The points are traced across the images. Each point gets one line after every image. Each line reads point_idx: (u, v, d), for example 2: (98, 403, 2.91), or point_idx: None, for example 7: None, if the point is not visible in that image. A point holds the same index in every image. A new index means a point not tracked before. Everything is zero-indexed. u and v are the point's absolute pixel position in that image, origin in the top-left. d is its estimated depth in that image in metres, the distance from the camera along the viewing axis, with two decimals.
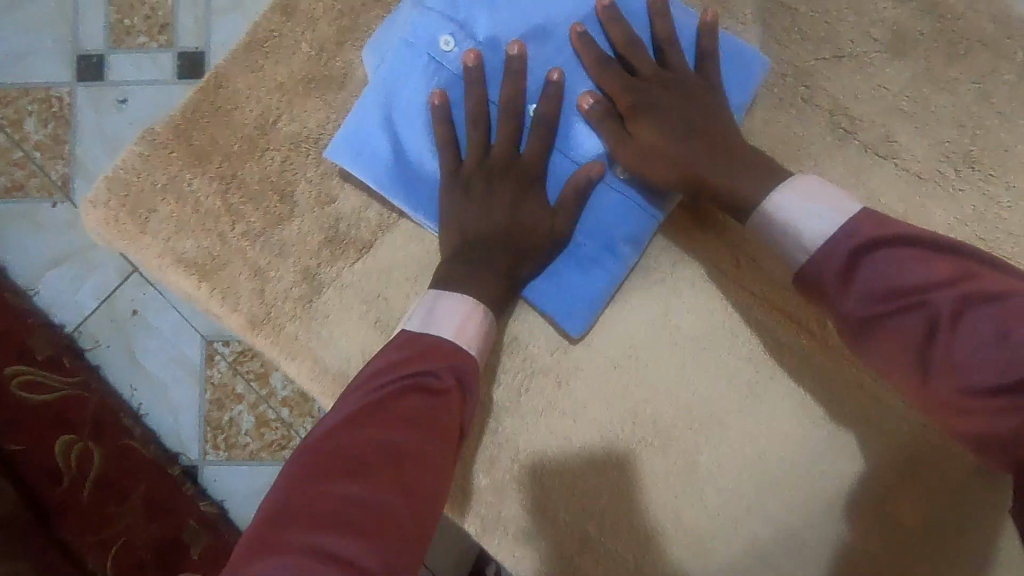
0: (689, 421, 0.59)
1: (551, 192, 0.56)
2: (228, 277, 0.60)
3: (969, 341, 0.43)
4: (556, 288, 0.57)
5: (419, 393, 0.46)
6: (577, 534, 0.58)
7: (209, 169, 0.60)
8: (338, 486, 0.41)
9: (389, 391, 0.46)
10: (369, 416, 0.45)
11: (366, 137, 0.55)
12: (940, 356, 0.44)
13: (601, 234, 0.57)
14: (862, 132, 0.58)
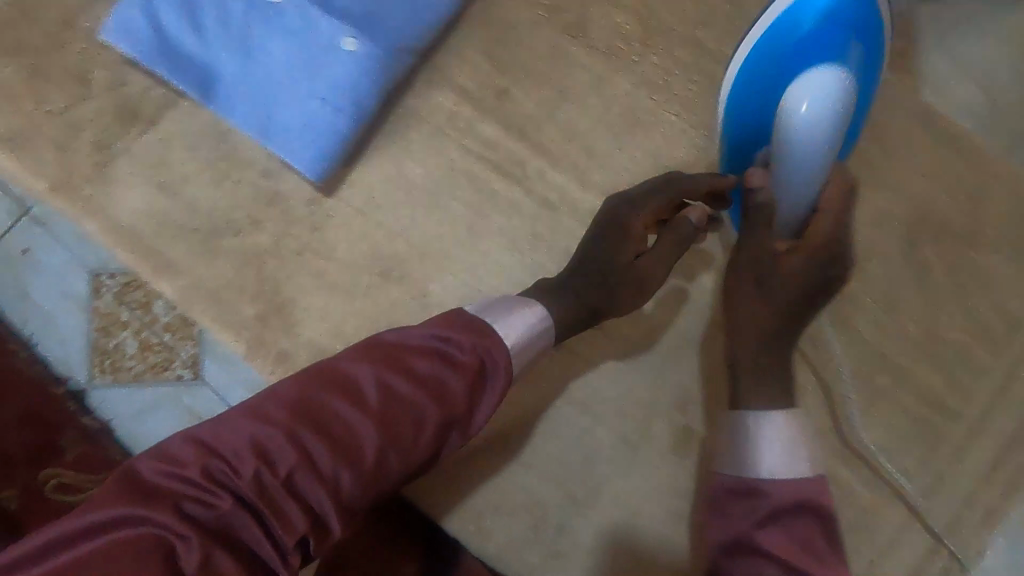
0: (422, 256, 0.70)
1: (291, 64, 0.68)
2: (33, 150, 0.71)
3: (778, 533, 0.49)
4: (298, 143, 0.68)
5: (442, 362, 0.51)
6: (327, 352, 0.70)
7: (17, 59, 0.72)
8: (275, 398, 0.47)
9: (414, 354, 0.51)
10: (400, 382, 0.50)
11: (132, 20, 0.67)
12: (767, 534, 0.50)
13: (331, 96, 0.67)
14: (558, 18, 0.72)
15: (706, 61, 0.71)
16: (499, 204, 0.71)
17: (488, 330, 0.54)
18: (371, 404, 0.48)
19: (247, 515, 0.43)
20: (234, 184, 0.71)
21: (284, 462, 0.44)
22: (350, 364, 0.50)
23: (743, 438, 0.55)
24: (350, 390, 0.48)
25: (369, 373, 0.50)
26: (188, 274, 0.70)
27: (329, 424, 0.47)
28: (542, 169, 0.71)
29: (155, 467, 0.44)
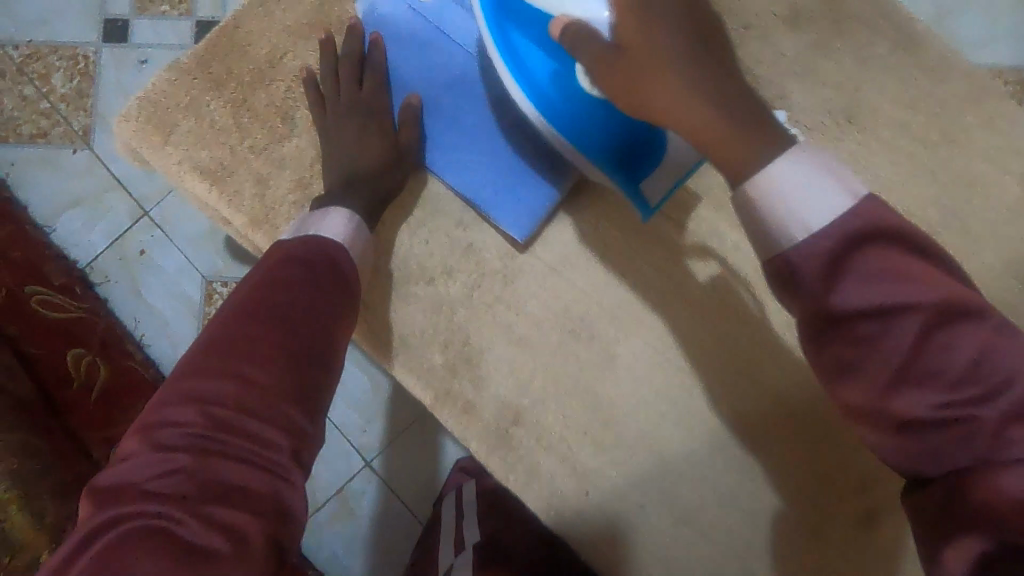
0: (612, 318, 0.71)
1: (502, 123, 0.69)
2: (236, 184, 0.72)
3: (862, 269, 0.43)
4: (502, 202, 0.69)
5: (310, 266, 0.57)
6: (512, 407, 0.70)
7: (223, 93, 0.73)
8: (213, 345, 0.50)
9: (269, 275, 0.55)
10: (278, 294, 0.53)
11: (358, 75, 0.71)
12: (856, 290, 0.43)
13: (540, 158, 0.69)
14: (764, 88, 0.71)
15: (914, 142, 0.70)
16: (691, 271, 0.71)
17: (313, 238, 0.60)
18: (259, 320, 0.51)
19: (269, 430, 0.48)
20: (429, 231, 0.71)
21: (225, 392, 0.48)
22: (235, 303, 0.53)
23: (757, 215, 0.46)
24: (266, 313, 0.52)
25: (245, 300, 0.53)
26: (380, 319, 0.71)
27: (241, 346, 0.50)
28: (738, 240, 0.71)
29: (165, 437, 0.46)
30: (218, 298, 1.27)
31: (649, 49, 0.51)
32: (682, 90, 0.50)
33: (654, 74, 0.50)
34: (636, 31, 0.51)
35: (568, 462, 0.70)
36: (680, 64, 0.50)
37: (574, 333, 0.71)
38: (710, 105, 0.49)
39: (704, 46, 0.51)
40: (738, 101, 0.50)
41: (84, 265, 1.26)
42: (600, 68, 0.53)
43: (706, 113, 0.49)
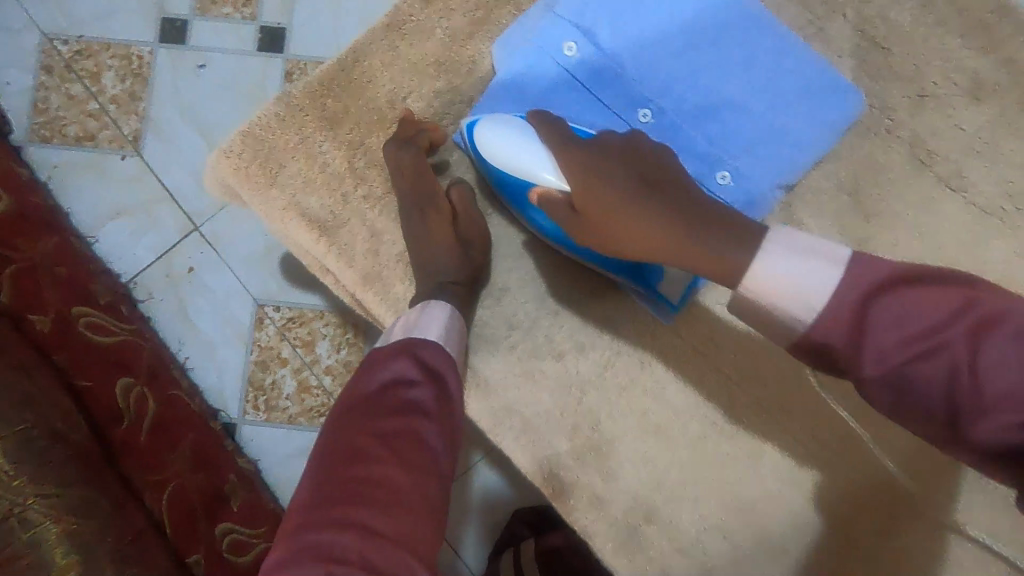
0: (758, 409, 0.64)
1: None
2: (348, 236, 0.65)
3: (877, 323, 0.40)
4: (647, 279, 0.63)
5: (405, 383, 0.51)
6: (644, 503, 0.63)
7: (338, 133, 0.65)
8: (321, 493, 0.45)
9: (378, 394, 0.50)
10: (391, 421, 0.48)
11: None
12: (879, 355, 0.40)
13: None
14: (937, 165, 0.65)
15: None
16: None
17: (423, 342, 0.54)
18: (376, 455, 0.46)
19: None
20: (560, 302, 0.65)
21: (346, 548, 0.42)
22: (344, 433, 0.48)
23: (775, 315, 0.44)
24: (369, 444, 0.47)
25: (357, 430, 0.48)
26: (501, 397, 0.64)
27: (364, 487, 0.44)
28: None
29: None
30: (270, 324, 1.19)
31: (602, 212, 0.50)
32: (641, 224, 0.48)
33: (614, 221, 0.49)
34: (581, 189, 0.51)
35: (704, 568, 0.63)
36: (628, 197, 0.49)
37: (716, 424, 0.64)
38: (653, 227, 0.47)
39: (653, 176, 0.50)
40: (694, 206, 0.48)
41: (127, 281, 1.18)
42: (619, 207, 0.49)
43: (646, 234, 0.48)
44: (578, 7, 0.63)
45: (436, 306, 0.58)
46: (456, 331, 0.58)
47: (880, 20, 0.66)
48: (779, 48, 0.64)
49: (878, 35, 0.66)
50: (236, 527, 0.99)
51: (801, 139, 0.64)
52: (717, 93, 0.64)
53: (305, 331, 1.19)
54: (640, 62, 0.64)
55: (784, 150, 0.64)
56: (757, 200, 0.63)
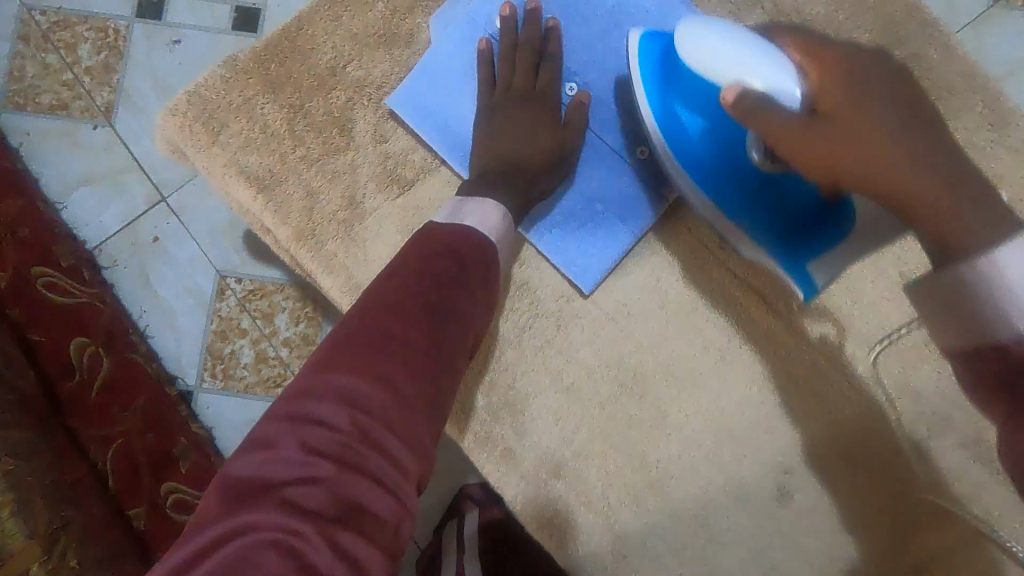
0: (666, 374, 0.67)
1: (580, 165, 0.66)
2: (283, 194, 0.68)
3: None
4: (569, 248, 0.66)
5: (456, 267, 0.54)
6: (553, 459, 0.67)
7: (279, 97, 0.69)
8: (364, 330, 0.49)
9: (430, 259, 0.53)
10: (438, 301, 0.52)
11: (426, 99, 0.67)
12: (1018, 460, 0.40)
13: (614, 206, 0.66)
14: None
15: None
16: (753, 334, 0.68)
17: (471, 232, 0.57)
18: (420, 325, 0.50)
19: (405, 452, 0.47)
20: None
21: (371, 399, 0.46)
22: (391, 293, 0.52)
23: (964, 296, 0.41)
24: (410, 315, 0.50)
25: (402, 291, 0.51)
26: None
27: (400, 351, 0.49)
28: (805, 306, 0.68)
29: (300, 432, 0.45)
30: (231, 296, 1.21)
31: (856, 113, 0.50)
32: (875, 140, 0.49)
33: (841, 159, 0.50)
34: (830, 97, 0.52)
35: (609, 522, 0.66)
36: (896, 121, 0.50)
37: (625, 387, 0.67)
38: (891, 144, 0.48)
39: (919, 113, 0.51)
40: (927, 150, 0.48)
41: (92, 247, 1.21)
42: (811, 131, 0.51)
43: (884, 145, 0.48)
44: None
45: (488, 202, 0.59)
46: (495, 223, 0.59)
47: (795, 13, 0.70)
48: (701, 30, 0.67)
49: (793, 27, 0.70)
50: (182, 487, 1.02)
51: None
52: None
53: (265, 303, 1.22)
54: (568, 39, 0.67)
55: None
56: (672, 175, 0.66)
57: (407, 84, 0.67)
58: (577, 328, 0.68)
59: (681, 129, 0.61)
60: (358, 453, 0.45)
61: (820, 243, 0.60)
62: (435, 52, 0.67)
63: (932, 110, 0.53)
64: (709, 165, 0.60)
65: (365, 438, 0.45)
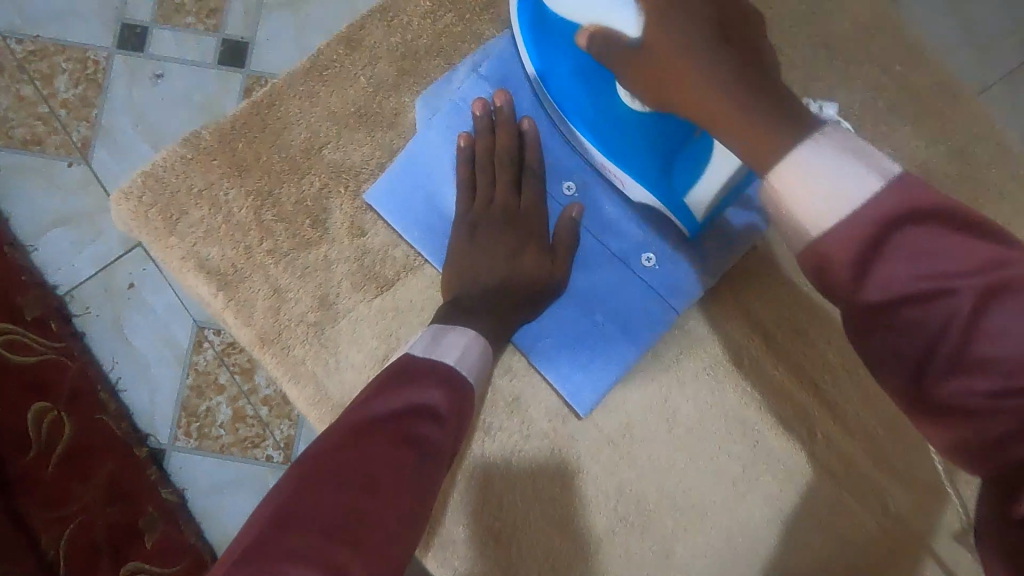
0: (672, 507, 0.60)
1: (575, 272, 0.59)
2: (247, 292, 0.60)
3: (999, 325, 0.27)
4: (564, 364, 0.59)
5: (429, 417, 0.45)
6: None
7: (245, 182, 0.61)
8: (325, 503, 0.38)
9: (401, 412, 0.44)
10: (410, 459, 0.42)
11: (405, 194, 0.60)
12: (883, 279, 0.28)
13: (615, 319, 0.58)
14: None
15: None
16: (771, 464, 0.60)
17: (451, 371, 0.48)
18: (386, 489, 0.40)
19: None
20: None
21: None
22: (349, 452, 0.41)
23: (780, 212, 0.32)
24: (382, 473, 0.40)
25: (369, 450, 0.41)
26: None
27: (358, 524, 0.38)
28: (831, 433, 0.60)
29: None
30: (208, 348, 0.97)
31: (669, 52, 0.37)
32: (701, 70, 0.36)
33: (672, 73, 0.37)
34: (655, 28, 0.38)
35: None
36: (706, 62, 0.36)
37: (626, 520, 0.60)
38: (717, 87, 0.35)
39: (727, 26, 0.37)
40: (764, 107, 0.34)
41: (60, 293, 0.99)
42: (648, 71, 0.40)
43: (708, 90, 0.36)
44: (501, 69, 0.60)
45: (465, 331, 0.52)
46: (470, 359, 0.51)
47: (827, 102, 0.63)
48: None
49: None
50: (145, 566, 0.88)
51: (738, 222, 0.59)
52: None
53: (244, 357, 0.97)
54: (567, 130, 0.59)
55: (717, 232, 0.59)
56: (682, 283, 0.58)
57: (384, 177, 0.60)
58: (573, 451, 0.60)
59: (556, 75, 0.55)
60: None
61: (691, 166, 0.51)
62: (416, 144, 0.60)
63: (760, 27, 0.38)
64: (596, 119, 0.53)
65: None
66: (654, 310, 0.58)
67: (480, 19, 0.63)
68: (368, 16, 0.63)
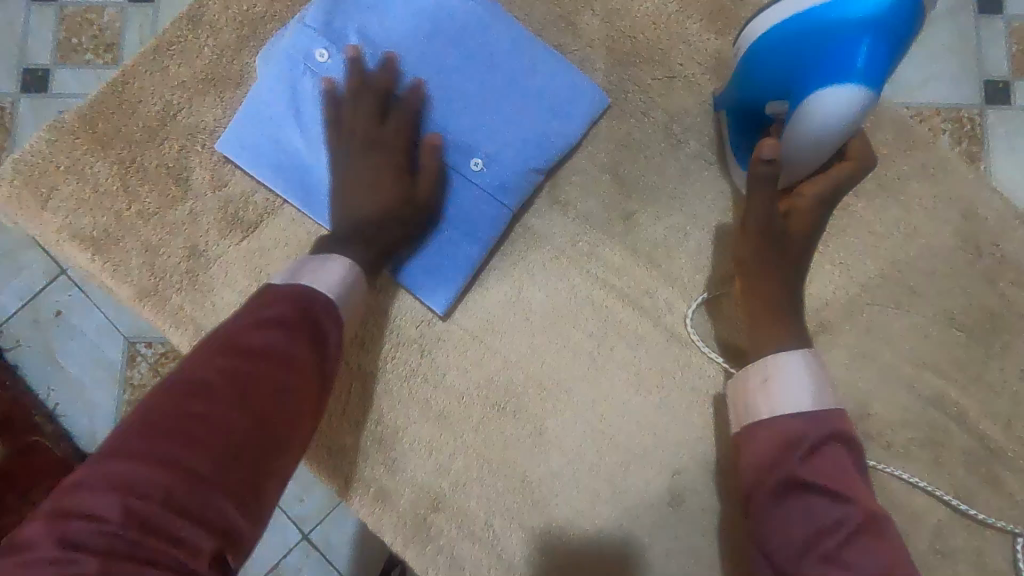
0: (540, 389, 0.65)
1: (418, 187, 0.65)
2: (121, 252, 0.65)
3: (789, 435, 0.53)
4: (417, 272, 0.64)
5: (284, 330, 0.49)
6: (432, 491, 0.63)
7: (109, 154, 0.66)
8: (171, 403, 0.43)
9: (255, 326, 0.48)
10: (258, 367, 0.46)
11: (253, 140, 0.65)
12: (780, 435, 0.53)
13: (457, 222, 0.65)
14: (690, 140, 0.68)
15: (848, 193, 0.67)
16: (623, 335, 0.66)
17: (315, 294, 0.53)
18: (231, 397, 0.44)
19: (201, 533, 0.39)
20: None
21: (154, 480, 0.39)
22: (201, 366, 0.45)
23: (745, 398, 0.58)
24: (223, 378, 0.45)
25: (218, 361, 0.46)
26: None
27: (197, 422, 0.42)
28: (672, 299, 0.66)
29: (63, 527, 0.37)
30: (141, 362, 1.13)
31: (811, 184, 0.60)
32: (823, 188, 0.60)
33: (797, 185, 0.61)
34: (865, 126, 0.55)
35: (496, 552, 0.62)
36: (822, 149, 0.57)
37: (500, 408, 0.64)
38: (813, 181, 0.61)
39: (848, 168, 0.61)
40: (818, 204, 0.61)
41: None
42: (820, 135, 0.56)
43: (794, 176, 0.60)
44: (325, 15, 0.65)
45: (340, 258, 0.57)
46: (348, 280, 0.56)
47: (625, 11, 0.70)
48: (525, 39, 0.67)
49: (625, 25, 0.70)
50: None
51: (554, 123, 0.66)
52: (469, 84, 0.66)
53: None
54: (392, 63, 0.66)
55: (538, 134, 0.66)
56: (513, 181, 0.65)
57: (233, 128, 0.66)
58: (443, 352, 0.65)
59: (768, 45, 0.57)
60: (132, 544, 0.37)
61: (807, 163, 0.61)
62: (257, 94, 0.65)
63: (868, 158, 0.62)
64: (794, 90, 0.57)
65: (145, 526, 0.38)
66: (490, 210, 0.65)
67: None
68: None
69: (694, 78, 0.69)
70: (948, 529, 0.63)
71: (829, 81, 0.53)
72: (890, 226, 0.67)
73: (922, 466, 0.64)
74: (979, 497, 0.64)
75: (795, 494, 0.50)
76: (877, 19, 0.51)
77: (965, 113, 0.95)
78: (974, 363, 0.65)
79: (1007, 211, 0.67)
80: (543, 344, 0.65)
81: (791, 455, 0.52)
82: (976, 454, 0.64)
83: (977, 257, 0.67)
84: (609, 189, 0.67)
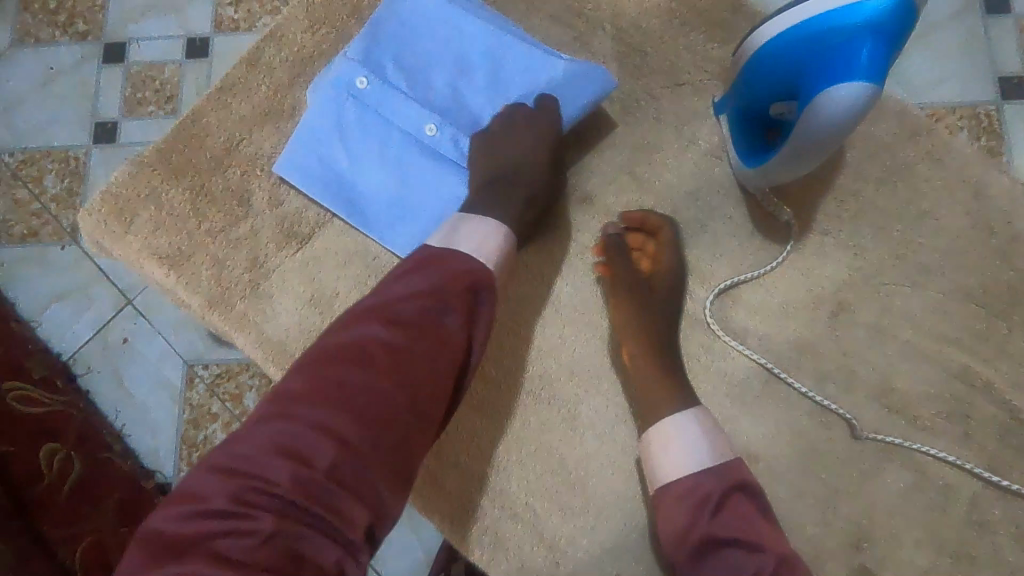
0: (572, 376, 0.69)
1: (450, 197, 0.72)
2: (192, 267, 0.73)
3: (702, 494, 0.56)
4: None
5: (432, 306, 0.57)
6: (474, 476, 0.67)
7: (181, 182, 0.76)
8: (333, 376, 0.52)
9: (404, 302, 0.57)
10: (406, 347, 0.54)
11: (304, 161, 0.73)
12: (694, 492, 0.57)
13: None
14: (701, 140, 0.74)
15: (856, 181, 0.71)
16: None
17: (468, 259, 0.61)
18: (386, 376, 0.53)
19: (352, 504, 0.49)
20: None
21: (320, 455, 0.49)
22: (360, 338, 0.55)
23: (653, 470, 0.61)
24: (376, 353, 0.54)
25: (372, 337, 0.55)
26: None
27: (355, 404, 0.52)
28: (693, 288, 0.70)
29: (243, 479, 0.47)
30: (199, 382, 1.16)
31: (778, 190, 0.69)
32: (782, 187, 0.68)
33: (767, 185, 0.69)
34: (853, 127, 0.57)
35: (537, 532, 0.66)
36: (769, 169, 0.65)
37: (535, 395, 0.69)
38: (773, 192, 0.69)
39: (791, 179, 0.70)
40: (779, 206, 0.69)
41: (65, 358, 1.17)
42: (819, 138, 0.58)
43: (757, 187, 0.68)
44: (363, 48, 0.73)
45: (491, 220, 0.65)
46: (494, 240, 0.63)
47: (634, 29, 0.77)
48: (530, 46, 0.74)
49: (635, 41, 0.76)
50: None
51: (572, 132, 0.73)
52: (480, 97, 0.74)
53: (232, 385, 1.16)
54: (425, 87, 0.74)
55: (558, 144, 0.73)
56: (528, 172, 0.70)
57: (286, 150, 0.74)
58: None
59: (776, 53, 0.59)
60: (297, 508, 0.47)
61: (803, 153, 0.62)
62: (307, 120, 0.73)
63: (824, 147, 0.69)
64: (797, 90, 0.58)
65: (309, 495, 0.47)
66: None
67: (349, 24, 0.79)
68: (261, 41, 0.79)
69: (700, 84, 0.75)
70: (981, 502, 0.64)
71: (834, 82, 0.55)
72: (900, 209, 0.70)
73: (950, 439, 0.66)
74: (1010, 469, 0.65)
75: (714, 553, 0.54)
76: (868, 18, 0.53)
77: (981, 109, 0.97)
78: (996, 336, 0.67)
79: (1017, 191, 0.70)
80: (572, 334, 0.70)
81: (703, 513, 0.55)
82: (1004, 426, 0.65)
83: (989, 235, 0.69)
84: (627, 189, 0.73)
